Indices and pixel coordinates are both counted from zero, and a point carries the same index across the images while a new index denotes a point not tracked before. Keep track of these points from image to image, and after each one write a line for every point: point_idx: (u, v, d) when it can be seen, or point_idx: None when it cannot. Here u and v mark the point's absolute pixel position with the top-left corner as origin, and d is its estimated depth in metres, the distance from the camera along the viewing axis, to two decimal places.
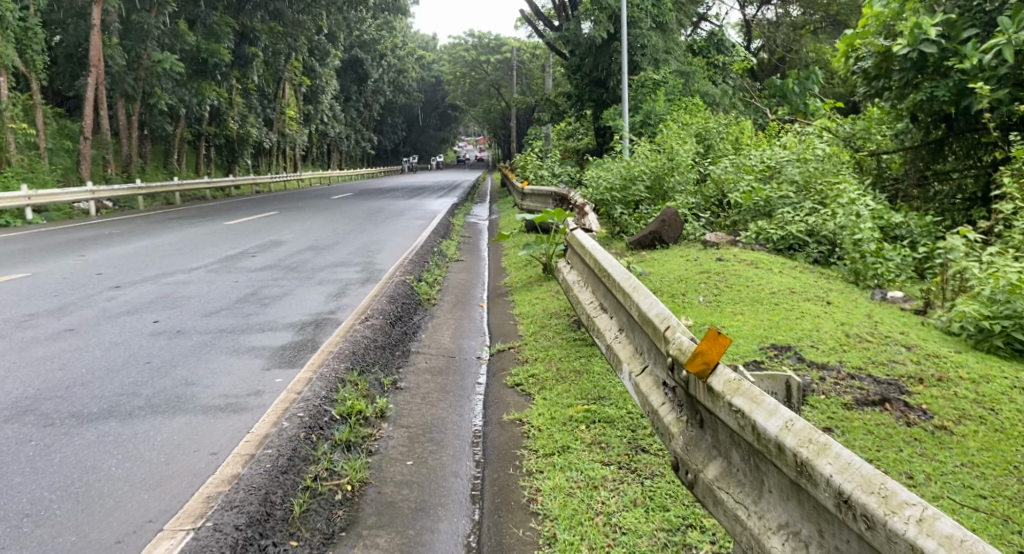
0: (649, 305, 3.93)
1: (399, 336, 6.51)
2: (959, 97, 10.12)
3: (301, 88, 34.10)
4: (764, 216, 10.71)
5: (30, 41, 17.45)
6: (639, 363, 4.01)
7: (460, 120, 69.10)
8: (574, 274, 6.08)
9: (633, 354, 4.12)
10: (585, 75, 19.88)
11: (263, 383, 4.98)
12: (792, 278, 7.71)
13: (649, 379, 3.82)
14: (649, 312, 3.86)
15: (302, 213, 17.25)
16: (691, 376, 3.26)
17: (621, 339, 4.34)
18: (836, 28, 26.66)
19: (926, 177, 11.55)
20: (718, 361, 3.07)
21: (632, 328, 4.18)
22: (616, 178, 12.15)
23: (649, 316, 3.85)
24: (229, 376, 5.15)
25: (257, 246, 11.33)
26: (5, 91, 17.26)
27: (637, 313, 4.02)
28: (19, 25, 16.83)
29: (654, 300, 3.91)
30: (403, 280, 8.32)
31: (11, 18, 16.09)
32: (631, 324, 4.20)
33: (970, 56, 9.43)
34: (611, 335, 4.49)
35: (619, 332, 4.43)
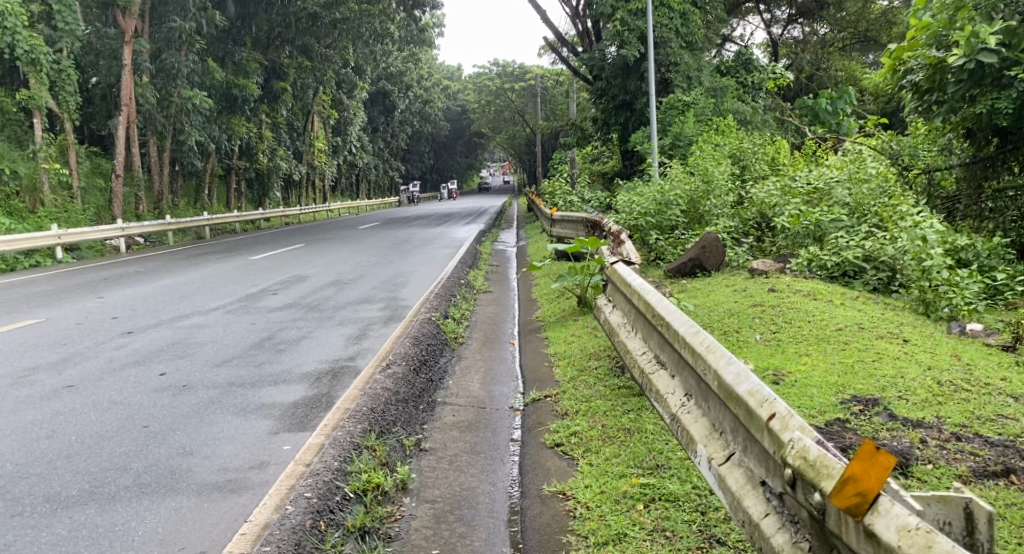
0: (736, 376, 3.33)
1: (424, 383, 5.84)
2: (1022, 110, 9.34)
3: (329, 120, 33.87)
4: (814, 241, 9.99)
5: (63, 83, 16.89)
6: (720, 448, 3.41)
7: (484, 147, 68.89)
8: (617, 315, 5.38)
9: (709, 430, 3.53)
10: (612, 98, 19.24)
11: (267, 451, 4.36)
12: (857, 311, 7.13)
13: (740, 473, 3.24)
14: (739, 390, 3.26)
15: (329, 245, 16.72)
16: (826, 503, 2.75)
17: (689, 408, 3.74)
18: (864, 46, 26.05)
19: (984, 195, 10.80)
20: (878, 494, 2.59)
21: (707, 397, 3.58)
22: (651, 203, 11.31)
23: (740, 394, 3.25)
24: (230, 441, 4.49)
25: (279, 282, 10.77)
26: (38, 133, 16.91)
27: (718, 383, 3.42)
28: (52, 68, 16.48)
29: (744, 371, 3.31)
30: (428, 318, 7.64)
31: (43, 60, 15.79)
32: (705, 393, 3.60)
33: None
34: (675, 401, 3.85)
35: (685, 398, 3.80)
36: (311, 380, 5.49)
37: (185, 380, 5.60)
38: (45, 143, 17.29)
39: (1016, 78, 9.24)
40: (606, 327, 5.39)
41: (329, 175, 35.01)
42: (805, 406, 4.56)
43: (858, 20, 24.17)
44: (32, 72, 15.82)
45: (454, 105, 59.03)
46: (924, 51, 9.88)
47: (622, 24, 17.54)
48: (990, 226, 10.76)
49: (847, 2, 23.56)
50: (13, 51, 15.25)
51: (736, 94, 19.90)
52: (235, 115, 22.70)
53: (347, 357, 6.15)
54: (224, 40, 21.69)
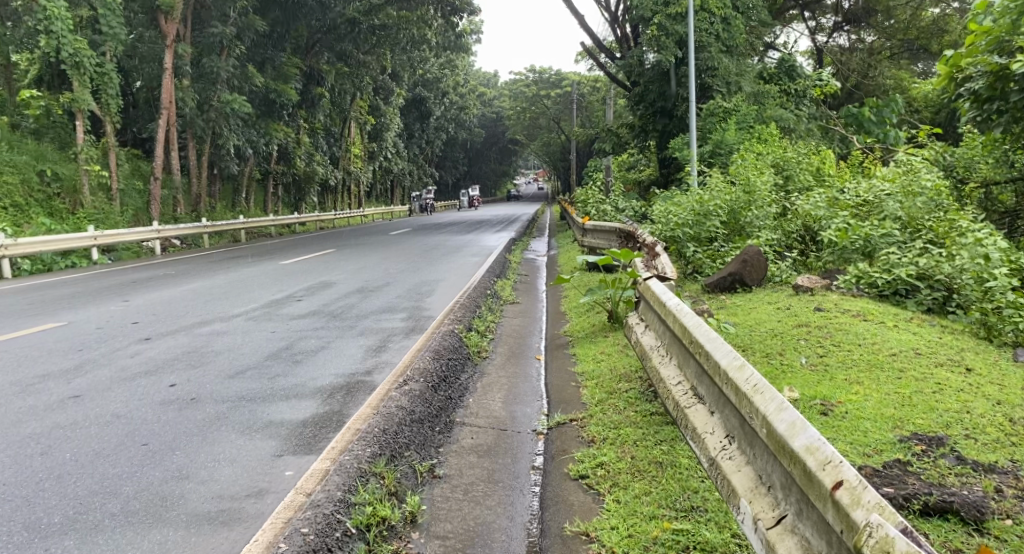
0: (791, 428, 3.00)
1: (443, 401, 5.47)
2: None
3: (367, 125, 33.76)
4: (863, 256, 9.48)
5: (106, 86, 16.81)
6: (770, 508, 3.08)
7: (520, 154, 68.62)
8: (651, 337, 4.97)
9: (754, 480, 3.21)
10: (650, 104, 18.80)
11: (267, 476, 4.04)
12: (912, 335, 6.74)
13: (794, 541, 2.92)
14: (796, 447, 2.94)
15: (360, 251, 16.47)
16: None
17: (730, 451, 3.41)
18: (910, 53, 25.29)
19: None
20: None
21: (753, 444, 3.25)
22: (689, 214, 10.78)
23: (798, 452, 2.93)
24: (230, 463, 4.18)
25: (305, 288, 10.50)
26: (80, 135, 16.83)
27: (770, 432, 3.09)
28: (94, 70, 16.39)
29: (802, 422, 2.99)
30: (452, 331, 7.28)
31: (85, 63, 15.71)
32: (752, 439, 3.27)
33: None
34: (715, 444, 3.50)
35: (726, 441, 3.45)
36: (323, 396, 5.16)
37: (193, 392, 5.30)
38: (86, 145, 17.23)
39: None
40: (636, 348, 5.03)
41: (364, 180, 34.89)
42: (858, 443, 4.16)
43: (906, 29, 23.52)
44: (76, 74, 15.75)
45: (490, 111, 58.73)
46: (986, 56, 9.39)
47: (660, 29, 17.18)
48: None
49: (894, 10, 22.94)
50: (59, 54, 15.32)
51: (779, 102, 19.30)
52: (273, 119, 22.57)
53: (364, 372, 5.79)
54: (264, 45, 21.58)
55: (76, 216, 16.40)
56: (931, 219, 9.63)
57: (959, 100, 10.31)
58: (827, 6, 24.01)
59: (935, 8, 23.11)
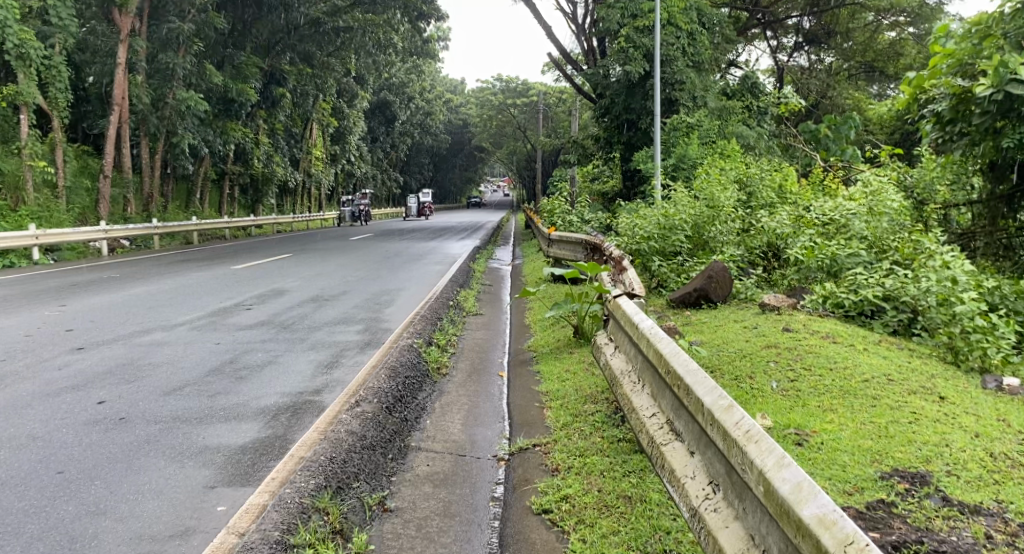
0: (796, 489, 2.71)
1: (398, 423, 5.14)
2: None
3: (329, 128, 33.21)
4: (829, 276, 9.34)
5: (54, 80, 16.14)
6: None
7: (485, 162, 68.39)
8: (620, 359, 4.70)
9: (743, 539, 2.91)
10: (616, 117, 18.64)
11: (195, 513, 3.69)
12: (882, 358, 6.56)
13: None
14: (804, 515, 2.65)
15: (318, 256, 16.04)
16: None
17: (715, 501, 3.12)
18: (870, 75, 25.64)
19: (1000, 233, 10.20)
20: None
21: (744, 499, 2.95)
22: (654, 227, 10.63)
23: (806, 521, 2.64)
24: (154, 496, 3.82)
25: (256, 296, 10.06)
26: (25, 130, 16.12)
27: (769, 492, 2.79)
28: (42, 63, 15.71)
29: (809, 485, 2.70)
30: (410, 346, 6.93)
31: (32, 55, 15.04)
32: (742, 492, 2.97)
33: None
34: (698, 490, 3.21)
35: (710, 488, 3.17)
36: (266, 418, 4.79)
37: (123, 410, 4.90)
38: (31, 140, 16.51)
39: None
40: (604, 371, 4.74)
41: (325, 183, 34.33)
42: (838, 480, 3.94)
43: (866, 49, 23.78)
44: (22, 67, 15.07)
45: (455, 117, 58.36)
46: (949, 79, 9.30)
47: (627, 40, 17.06)
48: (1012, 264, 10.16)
49: (855, 31, 23.20)
50: (4, 45, 14.59)
51: (742, 117, 19.31)
52: (230, 119, 22.00)
53: (313, 389, 5.44)
54: (223, 43, 21.00)
55: (19, 213, 15.70)
56: (896, 239, 9.52)
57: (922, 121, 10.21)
58: (790, 25, 24.17)
59: (891, 31, 23.30)
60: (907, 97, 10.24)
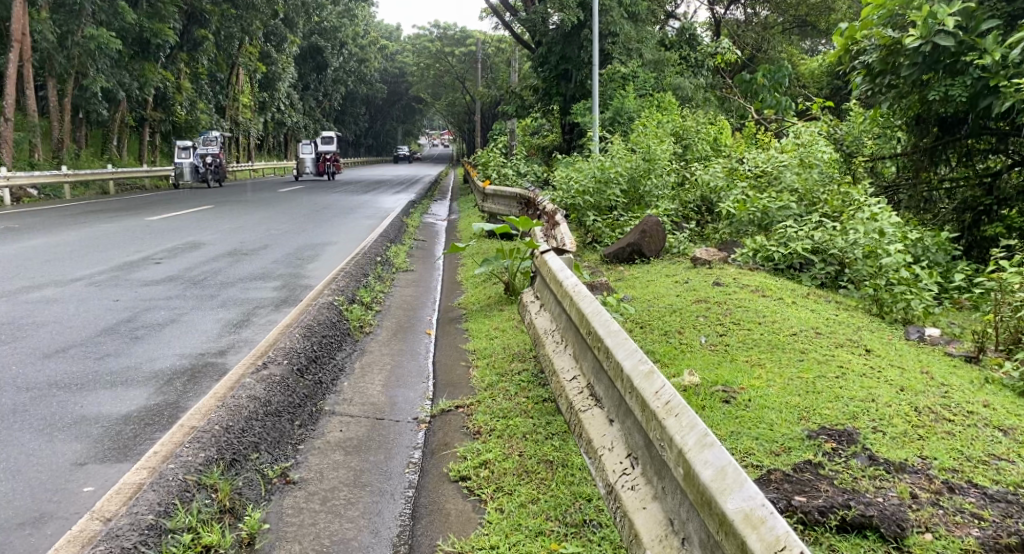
0: (718, 476, 2.45)
1: (308, 388, 4.88)
2: (977, 97, 8.89)
3: (257, 74, 32.09)
4: (760, 229, 9.26)
5: None
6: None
7: (423, 113, 67.35)
8: (545, 318, 4.49)
9: (660, 523, 2.69)
10: (552, 67, 18.29)
11: (59, 495, 3.37)
12: (811, 313, 6.48)
13: None
14: (729, 510, 2.36)
15: (242, 208, 15.44)
16: None
17: (633, 478, 2.91)
18: (803, 29, 25.82)
19: (922, 185, 10.43)
20: None
21: (663, 478, 2.71)
22: (590, 180, 10.41)
23: (730, 517, 2.35)
24: (15, 476, 3.48)
25: (168, 249, 9.56)
26: None
27: (689, 476, 2.53)
28: None
29: (734, 473, 2.41)
30: (331, 304, 6.62)
31: None
32: (661, 471, 2.74)
33: (992, 51, 8.28)
34: (618, 467, 2.99)
35: (629, 464, 2.95)
36: (158, 383, 4.45)
37: None
38: None
39: (971, 64, 8.75)
40: (529, 331, 4.51)
41: (254, 132, 33.27)
42: (765, 439, 3.80)
43: (800, 4, 23.84)
44: None
45: (392, 66, 57.19)
46: (879, 30, 9.24)
47: None
48: (935, 216, 10.26)
49: None
50: None
51: (677, 68, 19.21)
52: (148, 61, 20.95)
53: (217, 352, 5.12)
54: None
55: None
56: (826, 192, 9.48)
57: (852, 74, 10.20)
58: None
59: None
60: (839, 49, 10.18)
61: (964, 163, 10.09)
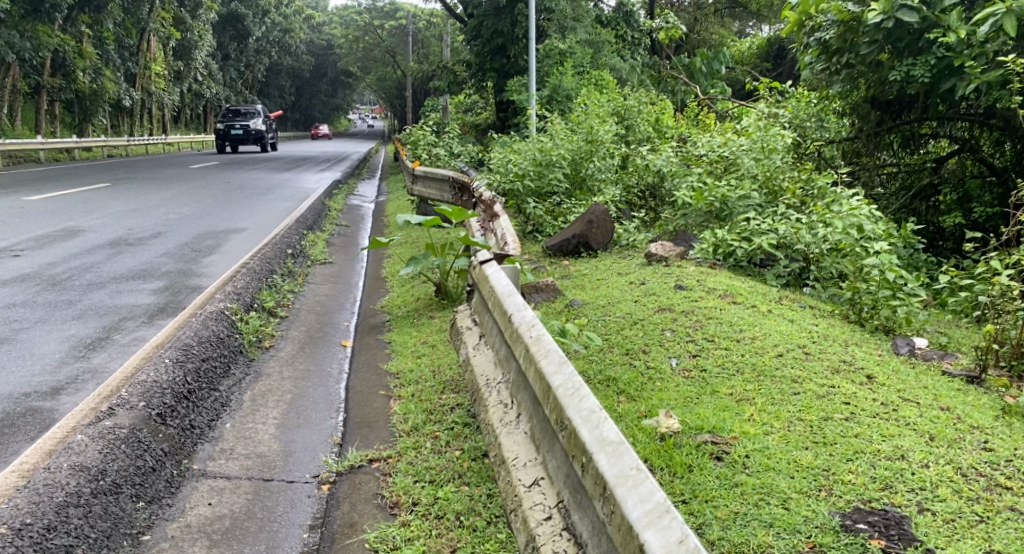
0: None
1: (171, 440, 3.79)
2: (937, 79, 8.07)
3: (171, 42, 30.07)
4: (718, 220, 8.21)
5: None
6: None
7: (352, 88, 65.26)
8: (484, 357, 3.48)
9: None
10: (485, 42, 17.16)
11: None
12: (792, 326, 5.14)
13: None
14: None
15: (142, 186, 13.95)
16: None
17: None
18: (735, 10, 25.36)
19: (873, 171, 9.62)
20: None
21: None
22: (530, 163, 9.33)
23: None
24: None
25: (35, 239, 8.23)
26: None
27: None
28: None
29: None
30: (220, 314, 5.39)
31: None
32: None
33: (957, 28, 7.43)
34: None
35: None
36: None
37: None
38: None
39: (935, 42, 7.86)
40: (464, 375, 3.50)
41: (167, 103, 31.26)
42: (785, 526, 2.96)
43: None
44: None
45: (319, 38, 55.23)
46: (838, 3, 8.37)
47: None
48: (882, 204, 9.46)
49: None
50: None
51: (615, 47, 18.34)
52: (41, 22, 18.98)
53: (45, 401, 4.06)
54: None
55: None
56: (788, 179, 8.45)
57: (805, 50, 9.29)
58: None
59: None
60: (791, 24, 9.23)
61: (906, 150, 9.50)
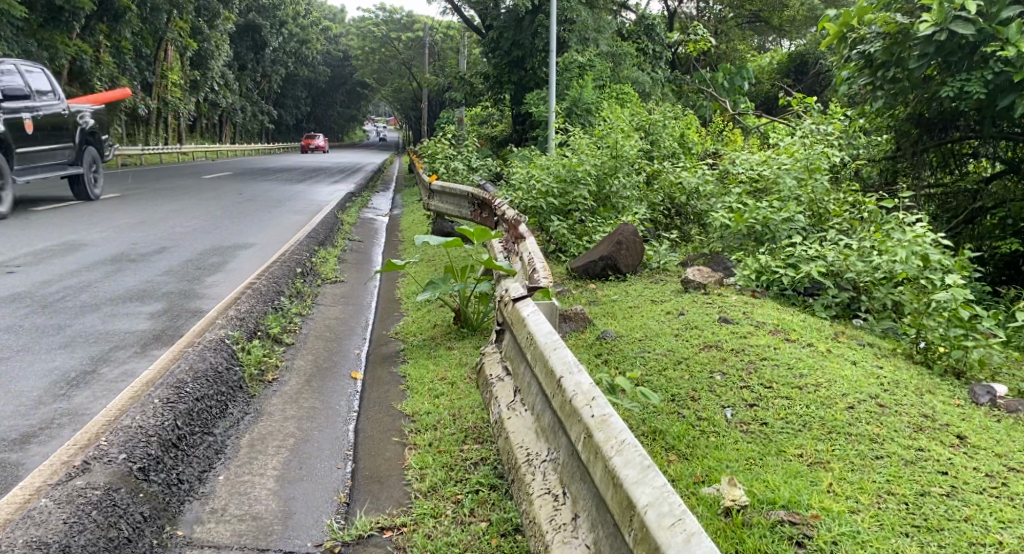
0: None
1: (153, 501, 3.33)
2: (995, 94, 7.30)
3: (188, 52, 29.77)
4: (758, 243, 7.57)
5: None
6: None
7: (367, 99, 65.12)
8: (528, 429, 3.02)
9: None
10: (504, 53, 16.68)
11: None
12: (855, 368, 4.44)
13: None
14: None
15: (152, 197, 13.52)
16: None
17: None
18: (756, 24, 24.89)
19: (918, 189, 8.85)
20: None
21: None
22: (554, 180, 8.73)
23: None
24: None
25: (34, 253, 7.79)
26: None
27: None
28: None
29: None
30: (220, 343, 4.87)
31: None
32: None
33: (1015, 43, 6.75)
34: None
35: None
36: None
37: None
38: None
39: (992, 55, 7.16)
40: (503, 443, 3.04)
41: (184, 114, 30.99)
42: None
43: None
44: None
45: (336, 49, 55.18)
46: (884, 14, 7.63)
47: None
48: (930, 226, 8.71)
49: None
50: None
51: (637, 59, 17.82)
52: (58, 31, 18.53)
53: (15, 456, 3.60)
54: None
55: None
56: (834, 202, 7.87)
57: (844, 64, 8.54)
58: None
59: None
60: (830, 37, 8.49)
61: (949, 169, 8.93)
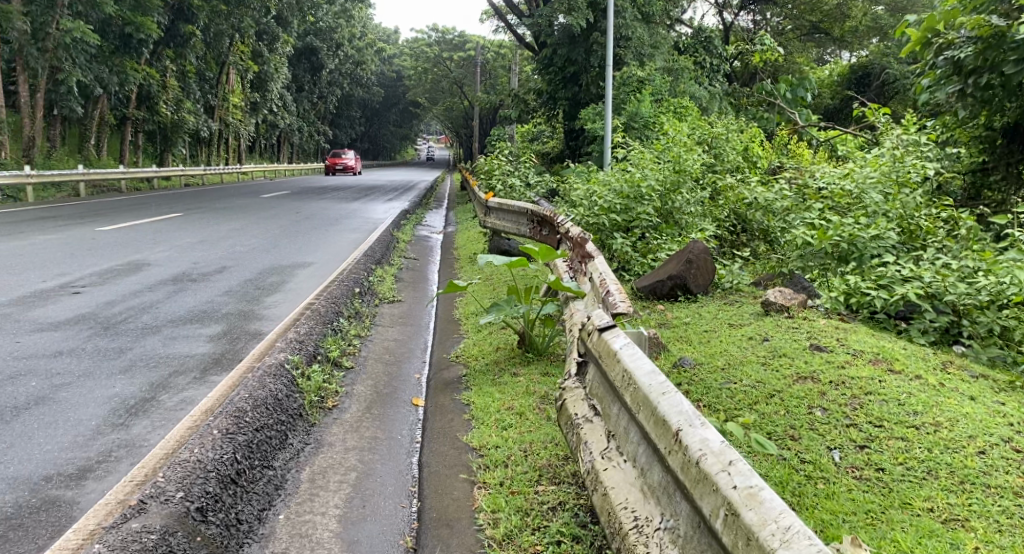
0: None
1: (210, 545, 3.16)
2: None
3: (248, 74, 30.11)
4: (840, 261, 7.07)
5: None
6: None
7: (419, 118, 65.52)
8: (628, 480, 2.92)
9: None
10: (558, 69, 16.41)
11: None
12: (970, 403, 4.00)
13: None
14: None
15: (213, 217, 13.52)
16: None
17: None
18: (812, 35, 24.23)
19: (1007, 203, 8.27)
20: None
21: None
22: (616, 196, 8.33)
23: None
24: None
25: (99, 273, 7.74)
26: None
27: None
28: None
29: None
30: (279, 368, 4.66)
31: None
32: None
33: None
34: None
35: None
36: None
37: None
38: None
39: None
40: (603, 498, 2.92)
41: (243, 135, 31.37)
42: None
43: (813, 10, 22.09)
44: None
45: (389, 69, 55.62)
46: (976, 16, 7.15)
47: None
48: None
49: None
50: None
51: (694, 73, 17.39)
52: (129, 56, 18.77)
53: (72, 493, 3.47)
54: None
55: None
56: (924, 218, 7.40)
57: (928, 70, 8.04)
58: None
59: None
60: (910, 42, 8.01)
61: None
